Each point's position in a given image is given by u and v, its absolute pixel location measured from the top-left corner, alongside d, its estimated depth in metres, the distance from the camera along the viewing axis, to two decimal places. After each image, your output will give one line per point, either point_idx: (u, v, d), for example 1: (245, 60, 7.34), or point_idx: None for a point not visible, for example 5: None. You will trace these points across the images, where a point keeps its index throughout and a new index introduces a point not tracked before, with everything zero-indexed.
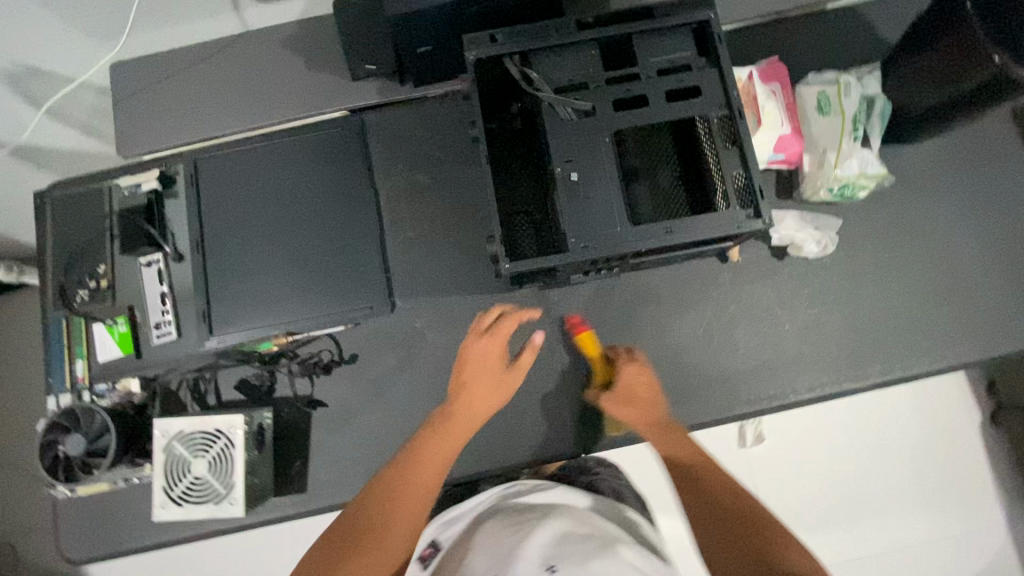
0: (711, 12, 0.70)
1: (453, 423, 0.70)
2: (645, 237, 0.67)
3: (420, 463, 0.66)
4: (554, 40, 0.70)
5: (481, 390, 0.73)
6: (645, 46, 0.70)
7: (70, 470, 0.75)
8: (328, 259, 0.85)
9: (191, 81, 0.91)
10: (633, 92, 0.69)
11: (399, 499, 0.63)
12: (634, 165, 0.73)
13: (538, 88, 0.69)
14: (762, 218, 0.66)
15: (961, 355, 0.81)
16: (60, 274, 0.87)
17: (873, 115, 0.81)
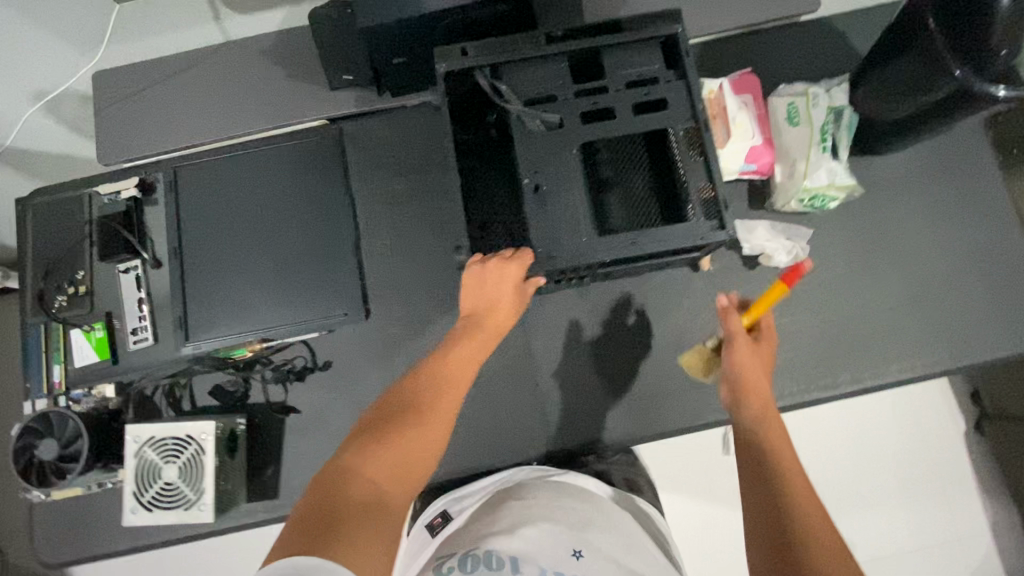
0: (679, 25, 0.70)
1: (480, 335, 0.63)
2: (610, 248, 0.67)
3: (445, 371, 0.58)
4: (523, 53, 0.70)
5: (501, 304, 0.65)
6: (613, 60, 0.71)
7: (43, 475, 0.75)
8: (304, 266, 0.86)
9: (173, 90, 0.92)
10: (600, 104, 0.70)
11: (423, 408, 0.55)
12: (607, 176, 0.73)
13: (506, 101, 0.70)
14: (727, 229, 0.66)
15: (931, 365, 0.82)
16: (39, 280, 0.87)
17: (841, 125, 0.82)
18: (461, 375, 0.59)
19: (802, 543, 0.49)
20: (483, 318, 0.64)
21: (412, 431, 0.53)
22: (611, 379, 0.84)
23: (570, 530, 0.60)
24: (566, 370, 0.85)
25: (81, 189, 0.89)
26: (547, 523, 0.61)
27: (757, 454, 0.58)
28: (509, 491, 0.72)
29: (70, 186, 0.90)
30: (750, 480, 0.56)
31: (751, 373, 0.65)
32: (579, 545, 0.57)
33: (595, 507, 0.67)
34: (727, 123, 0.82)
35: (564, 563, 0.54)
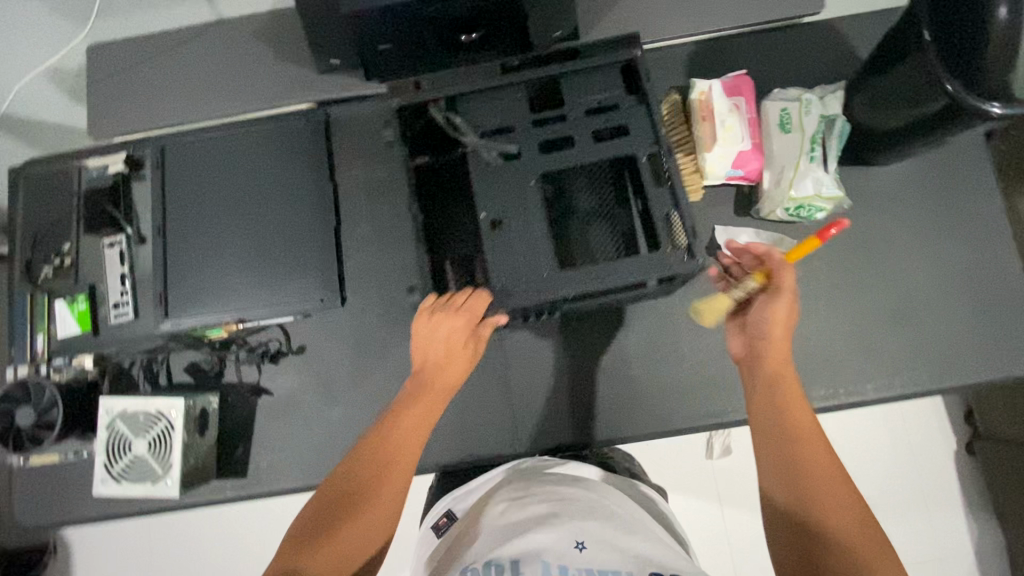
0: (638, 50, 0.78)
1: (424, 400, 0.66)
2: (574, 280, 0.71)
3: (388, 442, 0.63)
4: (481, 85, 0.79)
5: (448, 365, 0.68)
6: (572, 89, 0.79)
7: (19, 441, 0.77)
8: (284, 250, 0.86)
9: (163, 66, 0.92)
10: (557, 134, 0.77)
11: (363, 484, 0.60)
12: (575, 207, 0.79)
13: (465, 134, 0.78)
14: (694, 260, 0.70)
15: (911, 384, 0.80)
16: (28, 249, 0.89)
17: (833, 134, 0.79)
18: (405, 445, 0.63)
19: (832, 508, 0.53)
20: (431, 384, 0.67)
21: (354, 510, 0.58)
22: (582, 380, 0.84)
23: (575, 518, 0.55)
24: (538, 368, 0.84)
25: (71, 162, 0.90)
26: (550, 511, 0.57)
27: (782, 412, 0.59)
28: (514, 484, 0.68)
29: (60, 158, 0.91)
30: (775, 440, 0.58)
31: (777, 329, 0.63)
32: (582, 535, 0.53)
33: (603, 496, 0.63)
34: (716, 126, 0.80)
35: (566, 557, 0.50)
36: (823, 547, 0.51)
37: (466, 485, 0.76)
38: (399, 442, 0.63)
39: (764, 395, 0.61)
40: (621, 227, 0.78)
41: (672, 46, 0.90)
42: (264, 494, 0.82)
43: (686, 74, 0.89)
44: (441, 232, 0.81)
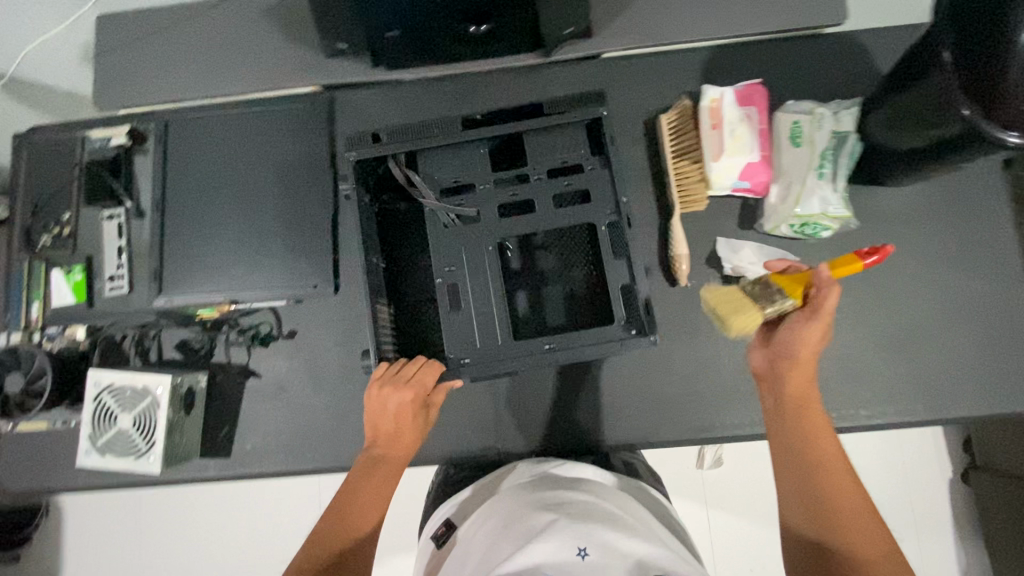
0: (604, 111, 0.72)
1: (392, 456, 0.66)
2: (524, 354, 0.69)
3: (363, 481, 0.64)
4: (439, 140, 0.73)
5: (402, 432, 0.67)
6: (535, 149, 0.75)
7: (7, 407, 0.78)
8: (280, 234, 0.86)
9: (171, 41, 0.92)
10: (520, 197, 0.73)
11: (347, 517, 0.61)
12: (544, 269, 0.78)
13: (424, 193, 0.74)
14: (649, 336, 0.66)
15: (906, 412, 0.78)
16: (26, 216, 0.89)
17: (843, 153, 0.77)
18: (380, 485, 0.64)
19: (860, 539, 0.52)
20: (392, 441, 0.67)
21: (339, 537, 0.60)
22: (572, 384, 0.82)
23: (577, 525, 0.54)
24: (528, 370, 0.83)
25: (74, 131, 0.90)
26: (555, 517, 0.55)
27: (807, 437, 0.58)
28: (522, 489, 0.66)
29: (63, 127, 0.91)
30: (800, 469, 0.57)
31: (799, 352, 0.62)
32: (584, 541, 0.51)
33: (609, 500, 0.62)
34: (725, 135, 0.79)
35: (569, 566, 0.48)
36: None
37: (465, 489, 0.76)
38: (375, 480, 0.64)
39: (789, 422, 0.60)
40: (580, 295, 0.76)
41: (687, 50, 0.88)
42: (247, 476, 0.83)
43: (699, 79, 0.87)
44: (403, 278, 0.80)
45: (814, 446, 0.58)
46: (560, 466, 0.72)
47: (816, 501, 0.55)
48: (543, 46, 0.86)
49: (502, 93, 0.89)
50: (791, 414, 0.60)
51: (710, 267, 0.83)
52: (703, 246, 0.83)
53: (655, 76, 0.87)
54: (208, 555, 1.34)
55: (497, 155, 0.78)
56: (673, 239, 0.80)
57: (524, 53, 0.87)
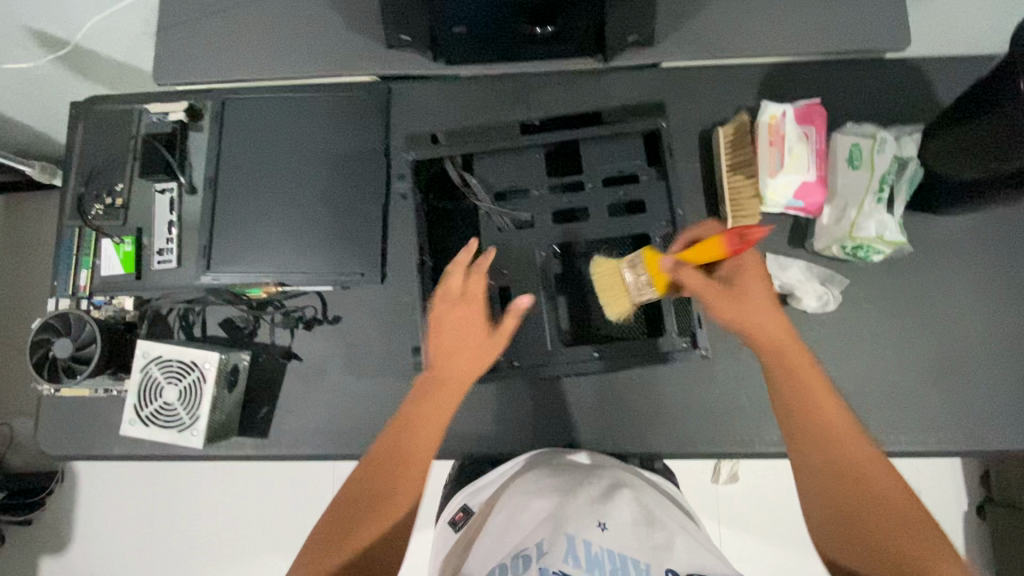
0: (664, 120, 0.70)
1: (432, 406, 0.63)
2: (576, 360, 0.70)
3: (403, 437, 0.61)
4: (497, 143, 0.72)
5: (465, 349, 0.65)
6: (592, 154, 0.71)
7: (54, 370, 0.79)
8: (330, 220, 0.86)
9: (231, 18, 0.92)
10: (574, 204, 0.71)
11: (377, 488, 0.59)
12: (587, 278, 0.75)
13: (478, 195, 0.73)
14: (700, 350, 0.69)
15: (942, 440, 0.78)
16: (79, 185, 0.90)
17: (904, 178, 0.78)
18: (416, 449, 0.60)
19: (885, 520, 0.53)
20: (451, 366, 0.65)
21: (369, 518, 0.57)
22: (611, 390, 0.82)
23: (595, 502, 0.61)
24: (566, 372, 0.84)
25: (132, 103, 0.91)
26: (577, 494, 0.63)
27: (812, 421, 0.58)
28: (544, 467, 0.71)
29: (120, 97, 0.91)
30: (812, 459, 0.57)
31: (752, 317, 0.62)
32: (602, 516, 0.59)
33: (627, 481, 0.68)
34: (783, 153, 0.79)
35: (591, 534, 0.56)
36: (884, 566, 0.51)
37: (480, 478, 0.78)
38: (413, 437, 0.61)
39: (790, 405, 0.59)
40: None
41: (747, 66, 0.88)
42: (281, 457, 0.83)
43: (758, 96, 0.87)
44: None
45: (822, 430, 0.57)
46: (575, 454, 0.76)
47: (834, 486, 0.55)
48: (603, 52, 0.86)
49: (559, 94, 0.89)
50: (788, 396, 0.60)
51: None
52: None
53: (714, 89, 0.87)
54: (222, 530, 1.35)
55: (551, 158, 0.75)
56: None
57: (584, 57, 0.87)
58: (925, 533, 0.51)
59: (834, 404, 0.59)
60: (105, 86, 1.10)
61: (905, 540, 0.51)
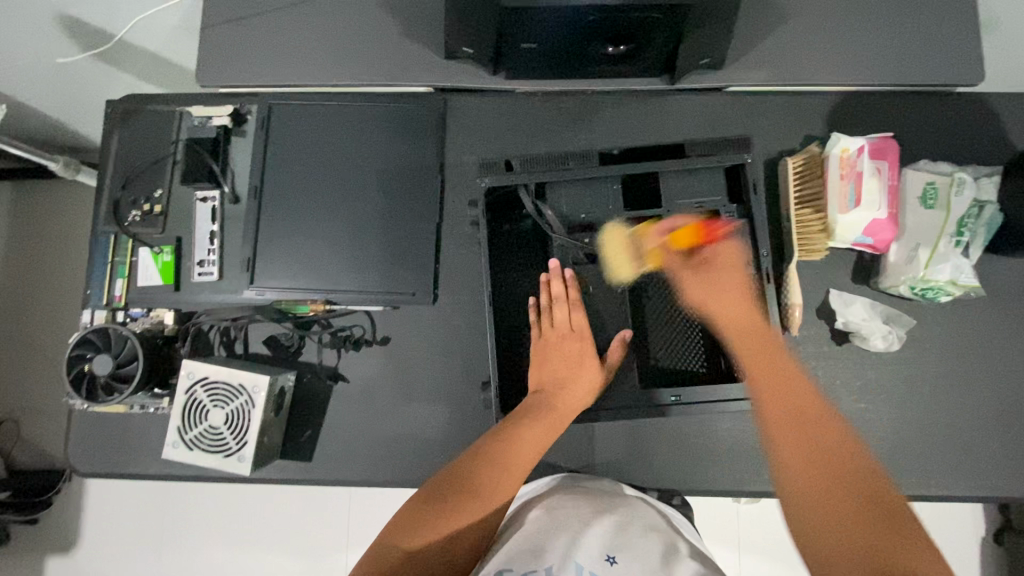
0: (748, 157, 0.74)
1: (547, 418, 0.69)
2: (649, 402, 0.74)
3: (521, 440, 0.67)
4: (576, 174, 0.76)
5: (579, 374, 0.73)
6: (672, 188, 0.76)
7: (93, 388, 0.75)
8: (380, 237, 0.83)
9: (277, 16, 0.85)
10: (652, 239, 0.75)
11: (490, 479, 0.63)
12: (654, 314, 0.78)
13: (553, 228, 0.77)
14: None
15: (1002, 489, 0.76)
16: (116, 189, 0.86)
17: (982, 222, 0.77)
18: (528, 453, 0.66)
19: (864, 499, 0.50)
20: (565, 387, 0.72)
21: (484, 500, 0.61)
22: (669, 427, 0.79)
23: (609, 534, 0.61)
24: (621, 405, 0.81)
25: (175, 105, 0.87)
26: (592, 525, 0.62)
27: (793, 398, 0.57)
28: (567, 488, 0.71)
29: (161, 99, 0.87)
30: (789, 433, 0.55)
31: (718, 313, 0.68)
32: (613, 550, 0.59)
33: (643, 510, 0.68)
34: (855, 190, 0.77)
35: (598, 568, 0.56)
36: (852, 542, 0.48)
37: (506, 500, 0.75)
38: (529, 442, 0.67)
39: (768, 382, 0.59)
40: (684, 337, 0.78)
41: (816, 93, 0.85)
42: (323, 481, 0.80)
43: (826, 126, 0.84)
44: (506, 305, 0.81)
45: (805, 412, 0.56)
46: (601, 482, 0.74)
47: (810, 455, 0.53)
48: (670, 72, 0.82)
49: (622, 114, 0.86)
50: (766, 373, 0.59)
51: (820, 319, 0.80)
52: (816, 295, 0.81)
53: (783, 116, 0.85)
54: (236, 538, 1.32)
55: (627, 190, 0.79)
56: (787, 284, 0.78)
57: (650, 77, 0.83)
58: (899, 517, 0.49)
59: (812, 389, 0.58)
60: (135, 78, 1.05)
61: (878, 519, 0.48)
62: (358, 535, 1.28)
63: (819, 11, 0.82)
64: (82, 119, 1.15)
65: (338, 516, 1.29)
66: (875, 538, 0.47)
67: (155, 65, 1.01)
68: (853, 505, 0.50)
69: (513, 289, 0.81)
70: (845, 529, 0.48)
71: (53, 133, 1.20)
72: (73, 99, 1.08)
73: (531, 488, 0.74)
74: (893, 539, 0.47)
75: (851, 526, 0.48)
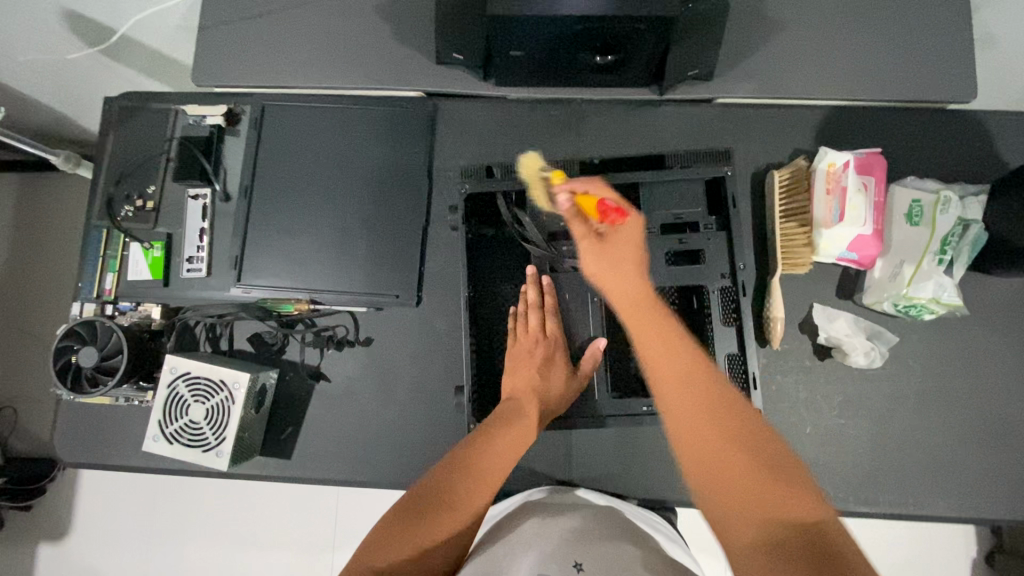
0: (728, 169, 0.76)
1: (520, 425, 0.69)
2: (622, 409, 0.76)
3: (495, 448, 0.67)
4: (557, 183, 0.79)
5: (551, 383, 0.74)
6: (654, 198, 0.77)
7: (78, 379, 0.77)
8: (366, 239, 0.84)
9: (274, 19, 0.87)
10: None
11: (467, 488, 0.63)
12: None
13: (532, 236, 0.78)
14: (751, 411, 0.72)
15: (984, 511, 0.75)
16: (110, 185, 0.88)
17: (966, 241, 0.76)
18: (503, 462, 0.66)
19: (760, 466, 0.51)
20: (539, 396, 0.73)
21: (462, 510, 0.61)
22: (646, 436, 0.79)
23: (575, 544, 0.59)
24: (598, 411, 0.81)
25: (171, 104, 0.89)
26: (558, 538, 0.60)
27: (684, 372, 0.56)
28: (532, 504, 0.70)
29: (157, 97, 0.89)
30: (690, 413, 0.54)
31: (616, 274, 0.65)
32: (579, 556, 0.57)
33: (612, 516, 0.67)
34: (842, 205, 0.77)
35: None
36: (757, 509, 0.49)
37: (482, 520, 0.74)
38: (504, 450, 0.67)
39: (658, 359, 0.58)
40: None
41: (806, 108, 0.85)
42: (303, 480, 0.81)
43: (815, 141, 0.84)
44: (488, 309, 0.83)
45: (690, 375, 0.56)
46: (572, 495, 0.73)
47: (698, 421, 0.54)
48: (659, 84, 0.82)
49: (611, 124, 0.86)
50: (660, 357, 0.57)
51: (803, 334, 0.80)
52: (799, 309, 0.80)
53: (772, 129, 0.85)
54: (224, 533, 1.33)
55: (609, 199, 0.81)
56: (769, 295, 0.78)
57: (638, 88, 0.83)
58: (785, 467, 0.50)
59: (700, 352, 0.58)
60: (137, 76, 1.07)
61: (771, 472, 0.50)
62: (346, 535, 1.28)
63: (811, 25, 0.82)
64: (86, 114, 1.17)
65: (326, 515, 1.30)
66: (762, 485, 0.49)
67: (156, 63, 1.03)
68: (747, 468, 0.51)
69: (495, 294, 0.83)
70: (733, 486, 0.50)
71: (58, 127, 1.23)
72: (77, 95, 1.10)
73: (503, 507, 0.74)
74: (785, 501, 0.48)
75: (742, 488, 0.50)
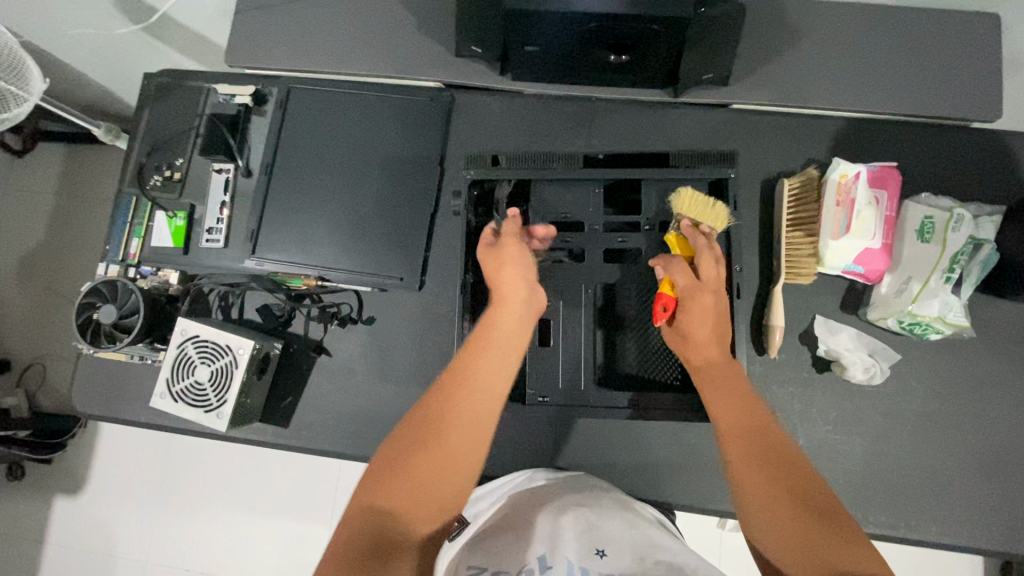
0: (731, 171, 0.75)
1: (499, 335, 0.65)
2: (605, 403, 0.74)
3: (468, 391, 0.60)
4: (560, 175, 0.78)
5: (508, 283, 0.69)
6: (654, 195, 0.77)
7: (97, 334, 0.81)
8: (375, 221, 0.86)
9: (305, 6, 0.90)
10: (627, 243, 0.76)
11: (452, 445, 0.56)
12: (626, 316, 0.79)
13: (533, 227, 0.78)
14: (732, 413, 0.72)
15: (979, 542, 0.73)
16: (143, 155, 0.93)
17: (977, 260, 0.75)
18: (484, 404, 0.60)
19: (812, 510, 0.54)
20: (493, 323, 0.66)
21: (461, 477, 0.55)
22: (633, 434, 0.79)
23: (594, 528, 0.57)
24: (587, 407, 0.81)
25: (204, 83, 0.93)
26: (572, 520, 0.59)
27: (750, 427, 0.61)
28: (522, 495, 0.68)
29: (192, 76, 0.94)
30: (749, 458, 0.58)
31: (700, 335, 0.67)
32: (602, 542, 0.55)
33: (612, 505, 0.64)
34: (850, 216, 0.77)
35: (589, 560, 0.51)
36: (810, 552, 0.51)
37: (483, 489, 0.74)
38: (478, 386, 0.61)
39: (729, 418, 0.62)
40: (657, 347, 0.78)
41: (823, 118, 0.84)
42: (298, 449, 0.84)
43: (830, 152, 0.83)
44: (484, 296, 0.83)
45: (752, 427, 0.61)
46: (579, 477, 0.73)
47: (757, 462, 0.58)
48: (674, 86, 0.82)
49: (623, 122, 0.87)
50: (723, 410, 0.63)
51: (801, 346, 0.79)
52: (800, 320, 0.79)
53: (785, 138, 0.84)
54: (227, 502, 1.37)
55: (609, 193, 0.81)
56: (769, 304, 0.77)
57: (654, 89, 0.84)
58: (836, 515, 0.53)
59: (768, 415, 0.62)
60: (178, 56, 1.13)
61: (822, 519, 0.53)
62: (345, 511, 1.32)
63: (834, 35, 0.81)
64: (128, 89, 1.24)
65: (327, 491, 1.33)
66: (810, 533, 0.52)
67: (196, 43, 1.08)
68: (797, 511, 0.54)
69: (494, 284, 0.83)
70: (784, 529, 0.53)
71: (103, 100, 1.30)
72: (122, 70, 1.17)
73: (498, 487, 0.73)
74: (833, 546, 0.51)
75: (792, 528, 0.53)
